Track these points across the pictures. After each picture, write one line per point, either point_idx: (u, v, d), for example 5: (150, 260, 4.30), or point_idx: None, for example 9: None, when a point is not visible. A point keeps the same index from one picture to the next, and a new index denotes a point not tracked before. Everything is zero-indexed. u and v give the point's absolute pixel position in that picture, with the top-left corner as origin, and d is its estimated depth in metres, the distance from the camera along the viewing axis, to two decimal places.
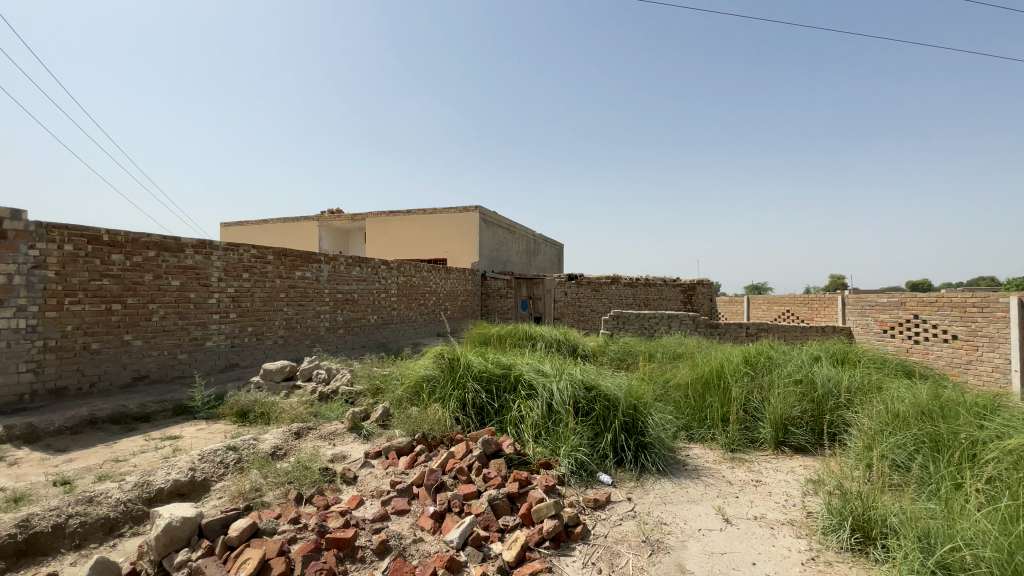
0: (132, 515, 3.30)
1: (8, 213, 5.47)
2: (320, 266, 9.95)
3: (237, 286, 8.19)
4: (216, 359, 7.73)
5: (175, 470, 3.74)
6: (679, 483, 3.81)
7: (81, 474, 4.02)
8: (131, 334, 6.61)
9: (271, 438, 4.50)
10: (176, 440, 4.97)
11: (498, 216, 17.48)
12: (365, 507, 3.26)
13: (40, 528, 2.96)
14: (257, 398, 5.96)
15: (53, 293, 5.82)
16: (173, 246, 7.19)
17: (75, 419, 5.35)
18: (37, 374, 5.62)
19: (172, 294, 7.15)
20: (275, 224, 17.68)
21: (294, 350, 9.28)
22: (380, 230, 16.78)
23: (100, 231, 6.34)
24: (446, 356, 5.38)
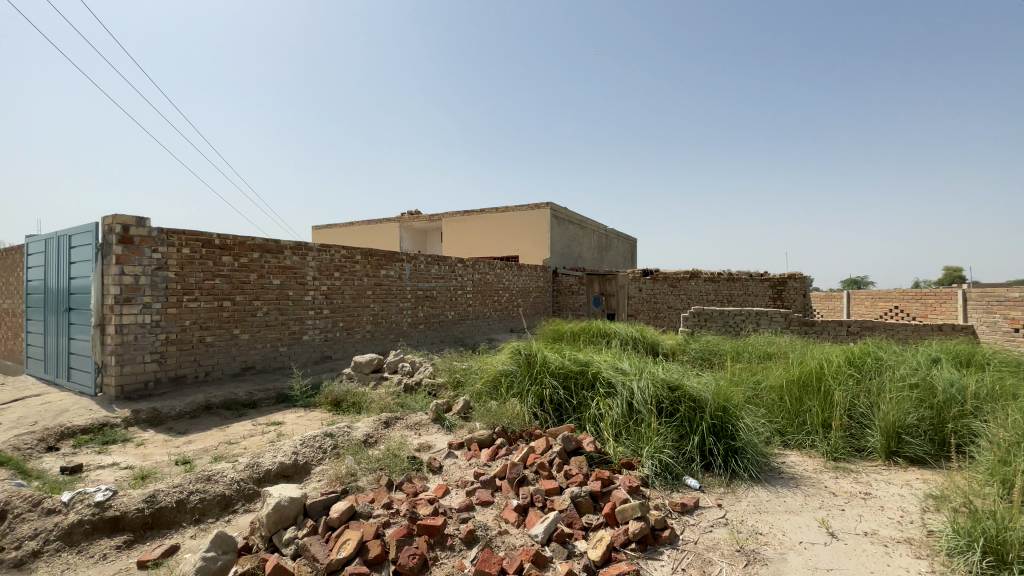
0: (244, 494, 3.63)
1: (135, 220, 6.21)
2: (402, 264, 10.42)
3: (329, 284, 8.78)
4: (311, 351, 8.36)
5: (280, 453, 4.09)
6: (775, 491, 3.56)
7: (201, 454, 4.51)
8: (239, 329, 7.31)
9: (362, 427, 4.79)
10: (280, 426, 5.43)
11: (570, 212, 17.32)
12: (451, 496, 3.36)
13: (165, 503, 3.34)
14: (349, 389, 6.36)
15: (172, 291, 6.56)
16: (274, 248, 7.83)
17: (193, 404, 6.01)
18: (160, 363, 6.40)
19: (273, 292, 7.80)
20: (359, 227, 18.83)
21: (380, 344, 9.81)
22: (455, 230, 17.26)
23: (213, 236, 7.04)
24: (522, 351, 5.41)
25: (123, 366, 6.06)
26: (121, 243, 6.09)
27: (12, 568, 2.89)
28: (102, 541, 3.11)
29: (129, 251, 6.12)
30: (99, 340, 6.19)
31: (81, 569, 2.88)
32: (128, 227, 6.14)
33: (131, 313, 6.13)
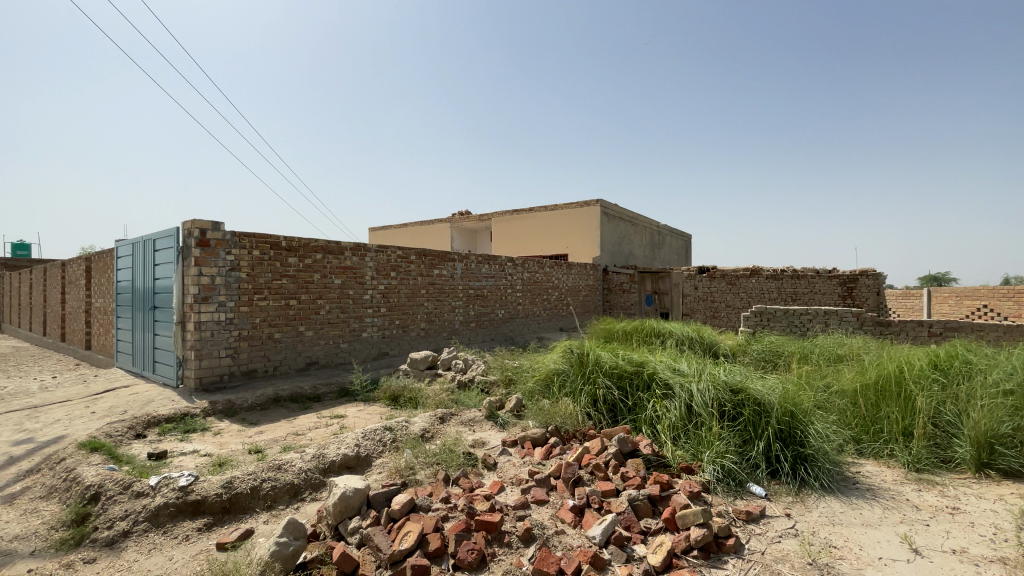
0: (311, 483, 3.83)
1: (211, 224, 6.67)
2: (454, 264, 10.61)
3: (386, 284, 9.07)
4: (370, 348, 8.68)
5: (343, 445, 4.28)
6: (849, 503, 3.34)
7: (271, 444, 4.79)
8: (304, 326, 7.70)
9: (420, 422, 4.93)
10: (342, 419, 5.68)
11: (621, 208, 16.99)
12: (507, 493, 3.39)
13: (241, 489, 3.57)
14: (406, 385, 6.56)
15: (245, 291, 6.99)
16: (336, 249, 8.18)
17: (264, 396, 6.39)
18: (234, 358, 6.85)
19: (334, 291, 8.15)
20: (412, 227, 19.37)
21: (434, 341, 10.04)
22: (505, 230, 17.36)
23: (280, 238, 7.44)
24: (575, 351, 5.37)
25: (201, 360, 6.53)
26: (200, 246, 6.56)
27: (110, 543, 3.18)
28: (186, 522, 3.36)
29: (206, 253, 6.59)
30: (180, 336, 6.70)
31: (169, 547, 3.12)
32: (205, 231, 6.61)
33: (208, 311, 6.60)
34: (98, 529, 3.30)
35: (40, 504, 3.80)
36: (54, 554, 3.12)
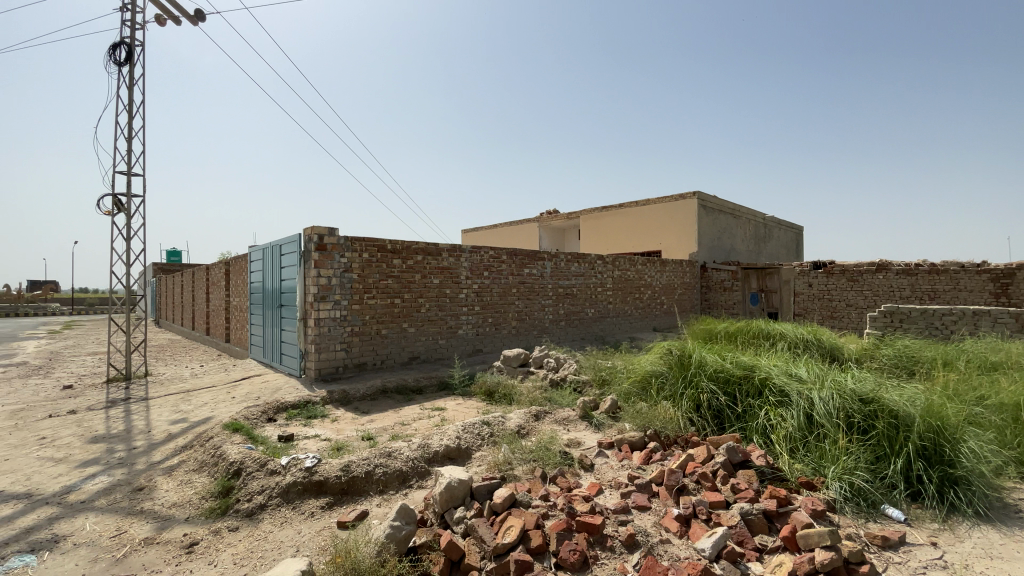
0: (418, 471, 4.06)
1: (327, 230, 7.32)
2: (544, 262, 10.65)
3: (480, 283, 9.35)
4: (465, 344, 9.02)
5: (445, 437, 4.49)
6: (1016, 536, 2.84)
7: (380, 432, 5.15)
8: (406, 323, 8.19)
9: (515, 418, 5.03)
10: (442, 412, 5.96)
11: (720, 200, 15.96)
12: (606, 496, 3.33)
13: (357, 473, 3.88)
14: (501, 381, 6.73)
15: (356, 290, 7.59)
16: (434, 251, 8.58)
17: (373, 387, 6.90)
18: (347, 352, 7.48)
19: (432, 291, 8.56)
20: (502, 228, 19.78)
21: (525, 339, 10.17)
22: (595, 228, 17.10)
23: (385, 242, 7.96)
24: (675, 352, 5.15)
25: (320, 353, 7.22)
26: (319, 251, 7.23)
27: (250, 514, 3.60)
28: (311, 500, 3.72)
29: (324, 256, 7.24)
30: (302, 331, 7.45)
31: (297, 522, 3.47)
32: (323, 237, 7.27)
33: (326, 309, 7.26)
34: (240, 500, 3.76)
35: (195, 475, 4.42)
36: (208, 519, 3.61)
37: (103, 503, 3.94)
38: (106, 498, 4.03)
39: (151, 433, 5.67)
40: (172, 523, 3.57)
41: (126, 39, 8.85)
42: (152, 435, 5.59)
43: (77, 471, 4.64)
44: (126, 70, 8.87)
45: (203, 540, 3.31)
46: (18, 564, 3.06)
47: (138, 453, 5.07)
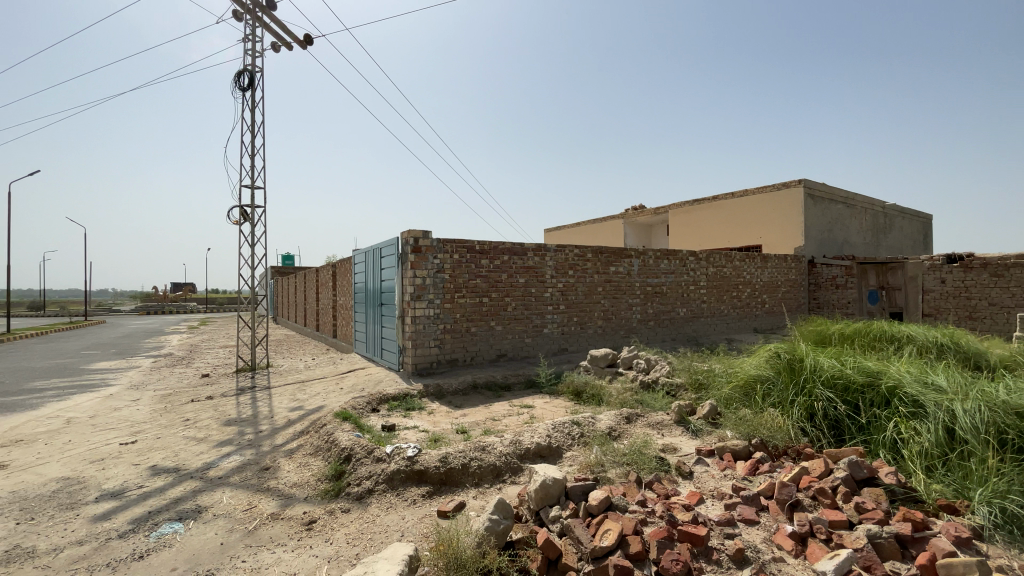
0: (511, 467, 4.14)
1: (421, 233, 7.71)
2: (631, 260, 10.36)
3: (565, 282, 9.31)
4: (551, 343, 9.03)
5: (537, 434, 4.54)
6: None
7: (473, 427, 5.33)
8: (494, 322, 8.39)
9: (606, 419, 4.96)
10: (531, 409, 6.02)
11: (829, 188, 14.51)
12: (708, 507, 3.17)
13: (454, 464, 4.04)
14: (589, 381, 6.66)
15: (448, 290, 7.92)
16: (519, 250, 8.68)
17: (464, 383, 7.15)
18: (439, 348, 7.83)
19: (518, 290, 8.68)
20: (586, 225, 19.56)
21: (612, 339, 9.97)
22: (685, 223, 16.34)
23: (474, 243, 8.20)
24: (783, 356, 4.79)
25: (416, 349, 7.63)
26: (414, 252, 7.63)
27: (359, 497, 3.89)
28: (412, 488, 3.94)
29: (419, 257, 7.64)
30: (400, 328, 7.92)
31: (401, 508, 3.69)
32: (418, 239, 7.66)
33: (421, 307, 7.66)
34: (350, 484, 4.07)
35: (311, 458, 4.86)
36: (324, 499, 3.96)
37: (237, 479, 4.47)
38: (239, 475, 4.56)
39: (272, 419, 6.33)
40: (293, 501, 3.95)
41: (247, 67, 9.93)
42: (274, 421, 6.23)
43: (216, 450, 5.30)
44: (248, 94, 9.94)
45: (320, 518, 3.63)
46: (173, 530, 3.56)
47: (263, 436, 5.68)
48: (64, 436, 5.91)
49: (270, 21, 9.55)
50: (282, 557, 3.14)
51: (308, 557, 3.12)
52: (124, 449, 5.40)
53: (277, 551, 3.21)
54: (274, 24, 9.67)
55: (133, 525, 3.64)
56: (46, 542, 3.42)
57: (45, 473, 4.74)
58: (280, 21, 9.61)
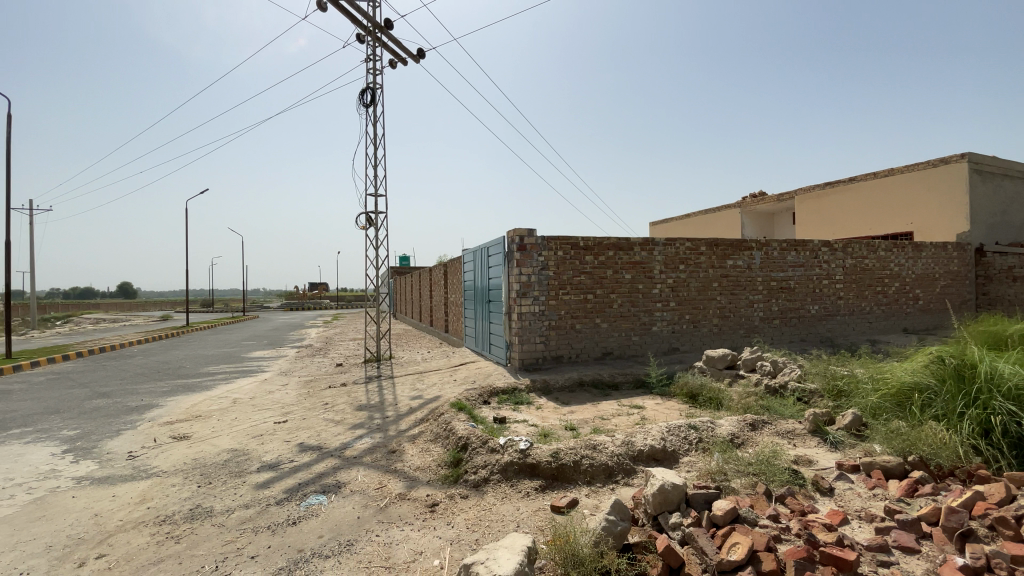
0: (624, 468, 4.06)
1: (526, 231, 7.88)
2: (751, 252, 9.55)
3: (676, 277, 8.86)
4: (661, 342, 8.68)
5: (650, 436, 4.39)
6: None
7: (583, 424, 5.30)
8: (600, 319, 8.27)
9: (726, 425, 4.65)
10: (642, 410, 5.84)
11: (1004, 161, 12.17)
12: (853, 529, 2.83)
13: (566, 461, 4.06)
14: (705, 383, 6.30)
15: (552, 286, 7.99)
16: (625, 245, 8.44)
17: (571, 380, 7.14)
18: (545, 345, 7.93)
19: (625, 286, 8.45)
20: (697, 217, 18.42)
21: (730, 339, 9.30)
22: (813, 210, 14.70)
23: (578, 239, 8.15)
24: (949, 361, 4.12)
25: (522, 344, 7.83)
26: (519, 250, 7.83)
27: (476, 485, 4.06)
28: (525, 481, 4.03)
29: (524, 256, 7.82)
30: (507, 324, 8.17)
31: (515, 499, 3.80)
32: (523, 237, 7.85)
33: (527, 304, 7.84)
34: (467, 472, 4.27)
35: (431, 445, 5.19)
36: (444, 484, 4.21)
37: (368, 460, 4.92)
38: (370, 456, 5.02)
39: (396, 406, 6.89)
40: (417, 484, 4.25)
41: (369, 85, 10.85)
42: (397, 408, 6.76)
43: (349, 432, 5.89)
44: (370, 110, 10.86)
45: (441, 502, 3.86)
46: (317, 501, 4.01)
47: (389, 422, 6.19)
48: (232, 414, 6.97)
49: (387, 40, 10.32)
50: (409, 535, 3.39)
51: (432, 537, 3.33)
52: (276, 428, 6.23)
53: (404, 529, 3.48)
54: (390, 42, 10.44)
55: (286, 494, 4.18)
56: (221, 503, 4.05)
57: (219, 444, 5.62)
58: (395, 39, 10.34)
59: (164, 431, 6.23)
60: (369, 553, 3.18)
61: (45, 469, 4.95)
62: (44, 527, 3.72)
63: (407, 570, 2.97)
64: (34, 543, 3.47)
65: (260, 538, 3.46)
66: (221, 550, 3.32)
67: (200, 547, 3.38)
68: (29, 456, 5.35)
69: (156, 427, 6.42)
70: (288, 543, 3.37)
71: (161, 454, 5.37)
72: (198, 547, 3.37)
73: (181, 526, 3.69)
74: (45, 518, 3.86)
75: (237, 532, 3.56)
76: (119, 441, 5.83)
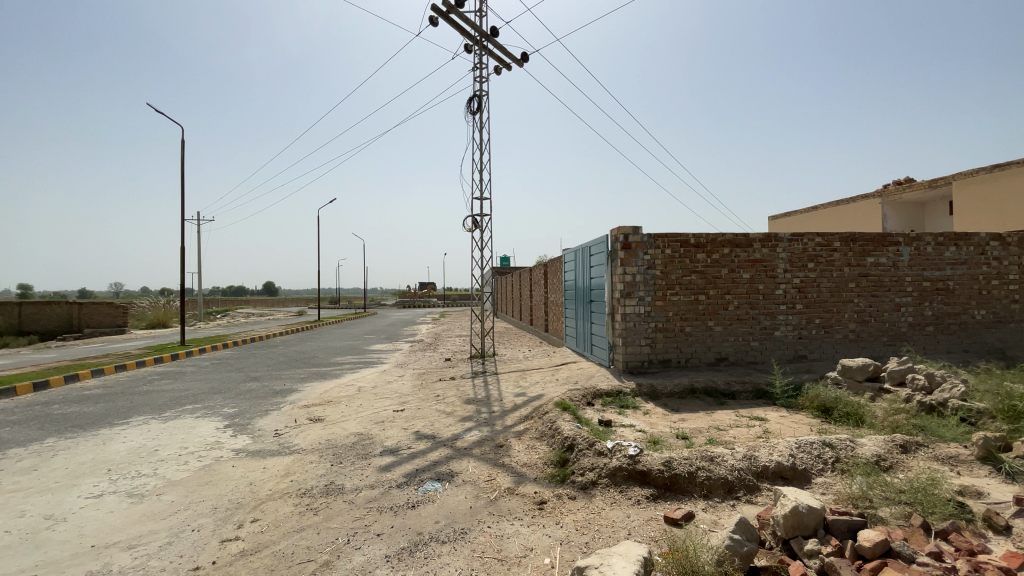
0: (746, 484, 3.77)
1: (632, 229, 7.67)
2: (898, 248, 8.32)
3: (803, 277, 8.00)
4: (785, 349, 7.90)
5: (776, 452, 4.02)
6: None
7: (696, 433, 5.01)
8: (713, 321, 7.76)
9: (869, 445, 4.11)
10: (764, 422, 5.37)
11: None
12: None
13: (680, 471, 3.86)
14: (840, 396, 5.63)
15: (659, 286, 7.66)
16: (743, 242, 7.82)
17: (681, 386, 6.78)
18: (651, 347, 7.63)
19: (743, 286, 7.83)
20: (825, 209, 16.46)
21: (870, 347, 8.19)
22: (977, 196, 12.37)
23: (689, 236, 7.72)
24: None
25: (627, 347, 7.61)
26: (624, 249, 7.64)
27: (583, 487, 4.01)
28: (636, 488, 3.89)
29: (629, 254, 7.61)
30: (611, 325, 8.01)
31: (625, 506, 3.69)
32: (628, 235, 7.65)
33: (631, 304, 7.61)
34: (574, 473, 4.23)
35: (537, 442, 5.24)
36: (552, 483, 4.22)
37: (478, 452, 5.11)
38: (479, 449, 5.21)
39: (501, 402, 7.07)
40: (525, 480, 4.32)
41: (476, 92, 11.28)
42: (503, 404, 6.94)
43: (459, 424, 6.17)
44: (477, 116, 11.28)
45: (549, 501, 3.88)
46: (433, 488, 4.25)
47: (495, 416, 6.37)
48: (357, 400, 7.66)
49: (494, 47, 10.64)
50: (520, 530, 3.45)
51: (542, 535, 3.36)
52: (395, 415, 6.72)
53: (514, 524, 3.55)
54: (496, 49, 10.76)
55: (405, 479, 4.48)
56: (350, 482, 4.46)
57: (347, 428, 6.21)
58: (501, 45, 10.65)
59: (302, 413, 7.03)
60: (481, 543, 3.30)
61: (211, 441, 5.84)
62: (212, 490, 4.38)
63: (519, 565, 3.02)
64: (204, 504, 4.11)
65: (384, 518, 3.74)
66: (352, 525, 3.66)
67: (334, 520, 3.75)
68: (200, 428, 6.34)
69: (296, 409, 7.27)
70: (408, 525, 3.61)
71: (300, 433, 6.07)
72: (333, 520, 3.74)
73: (318, 499, 4.13)
74: (213, 483, 4.55)
75: (364, 509, 3.90)
76: (266, 420, 6.69)
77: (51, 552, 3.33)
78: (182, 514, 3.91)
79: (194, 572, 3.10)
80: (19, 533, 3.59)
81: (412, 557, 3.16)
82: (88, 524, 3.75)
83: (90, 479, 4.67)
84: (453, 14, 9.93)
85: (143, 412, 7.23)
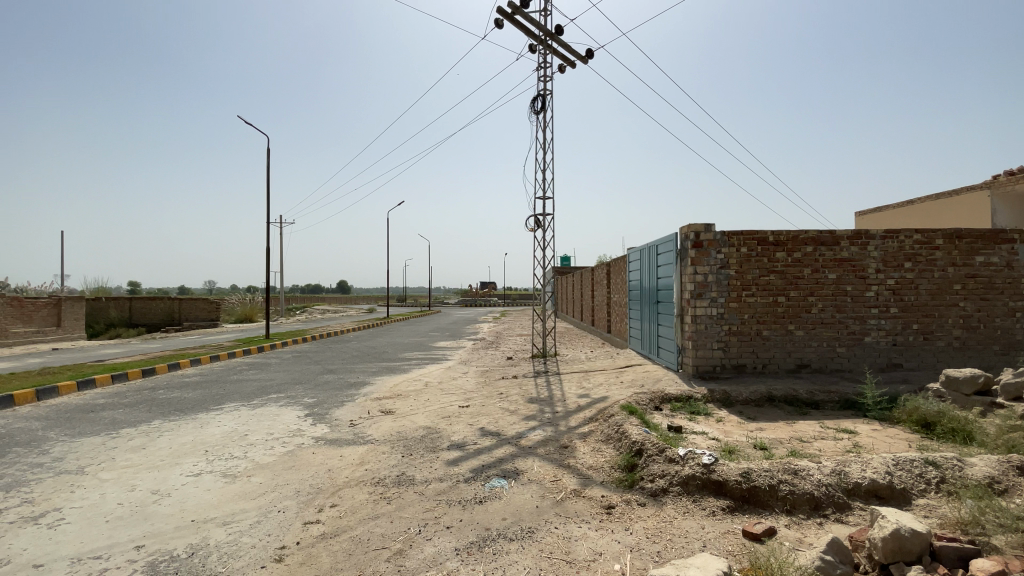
0: (835, 501, 3.50)
1: (704, 227, 7.35)
2: (1013, 245, 7.38)
3: (899, 277, 7.30)
4: (877, 356, 7.25)
5: (870, 468, 3.70)
6: None
7: (776, 444, 4.71)
8: (794, 325, 7.27)
9: (981, 465, 3.67)
10: (853, 435, 4.95)
11: None
12: None
13: (759, 483, 3.64)
14: (944, 410, 5.09)
15: (733, 287, 7.29)
16: (829, 240, 7.27)
17: (757, 393, 6.39)
18: (724, 351, 7.28)
19: (828, 287, 7.27)
20: (921, 203, 14.94)
21: (978, 356, 7.32)
22: None
23: (767, 234, 7.30)
24: None
25: (697, 350, 7.30)
26: (695, 248, 7.33)
27: (653, 494, 3.89)
28: (710, 498, 3.71)
29: (701, 253, 7.30)
30: (680, 327, 7.73)
31: (699, 517, 3.52)
32: (700, 233, 7.34)
33: (702, 306, 7.30)
34: (643, 479, 4.10)
35: (603, 445, 5.14)
36: (619, 488, 4.12)
37: (542, 452, 5.09)
38: (543, 448, 5.19)
39: (565, 402, 7.03)
40: (591, 483, 4.26)
41: (540, 92, 11.25)
42: (566, 404, 6.89)
43: (524, 422, 6.19)
44: (541, 115, 11.26)
45: (618, 505, 3.80)
46: (499, 484, 4.30)
47: (559, 417, 6.32)
48: (424, 395, 7.90)
49: (558, 45, 10.58)
50: (588, 533, 3.40)
51: (611, 540, 3.29)
52: (460, 411, 6.87)
53: (582, 526, 3.51)
54: (561, 47, 10.68)
55: (473, 474, 4.56)
56: (420, 475, 4.60)
57: (415, 422, 6.42)
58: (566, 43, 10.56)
59: (374, 405, 7.35)
60: (549, 544, 3.28)
61: (294, 428, 6.25)
62: (295, 475, 4.68)
63: (588, 568, 2.98)
64: (288, 487, 4.40)
65: (452, 511, 3.83)
66: (422, 516, 3.77)
67: (406, 510, 3.88)
68: (283, 416, 6.81)
69: (368, 401, 7.61)
70: (476, 520, 3.67)
71: (373, 425, 6.34)
72: (404, 511, 3.88)
73: (390, 489, 4.29)
74: (295, 468, 4.86)
75: (433, 502, 4.00)
76: (342, 410, 7.06)
77: (157, 524, 3.70)
78: (269, 496, 4.22)
79: (279, 550, 3.32)
80: (131, 505, 4.02)
81: (482, 552, 3.20)
82: (188, 500, 4.13)
83: (189, 459, 5.13)
84: (517, 15, 9.98)
85: (234, 400, 7.88)
